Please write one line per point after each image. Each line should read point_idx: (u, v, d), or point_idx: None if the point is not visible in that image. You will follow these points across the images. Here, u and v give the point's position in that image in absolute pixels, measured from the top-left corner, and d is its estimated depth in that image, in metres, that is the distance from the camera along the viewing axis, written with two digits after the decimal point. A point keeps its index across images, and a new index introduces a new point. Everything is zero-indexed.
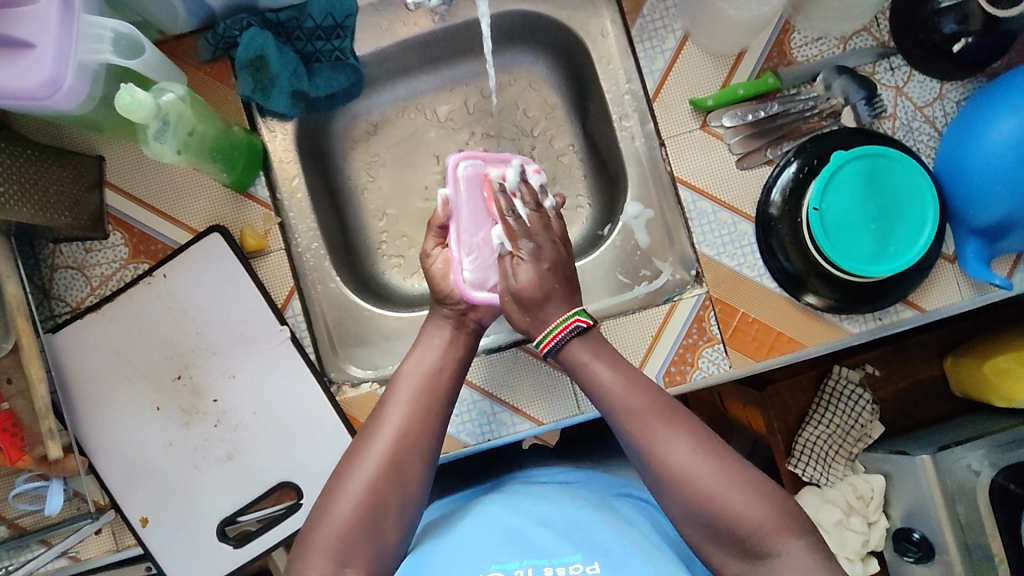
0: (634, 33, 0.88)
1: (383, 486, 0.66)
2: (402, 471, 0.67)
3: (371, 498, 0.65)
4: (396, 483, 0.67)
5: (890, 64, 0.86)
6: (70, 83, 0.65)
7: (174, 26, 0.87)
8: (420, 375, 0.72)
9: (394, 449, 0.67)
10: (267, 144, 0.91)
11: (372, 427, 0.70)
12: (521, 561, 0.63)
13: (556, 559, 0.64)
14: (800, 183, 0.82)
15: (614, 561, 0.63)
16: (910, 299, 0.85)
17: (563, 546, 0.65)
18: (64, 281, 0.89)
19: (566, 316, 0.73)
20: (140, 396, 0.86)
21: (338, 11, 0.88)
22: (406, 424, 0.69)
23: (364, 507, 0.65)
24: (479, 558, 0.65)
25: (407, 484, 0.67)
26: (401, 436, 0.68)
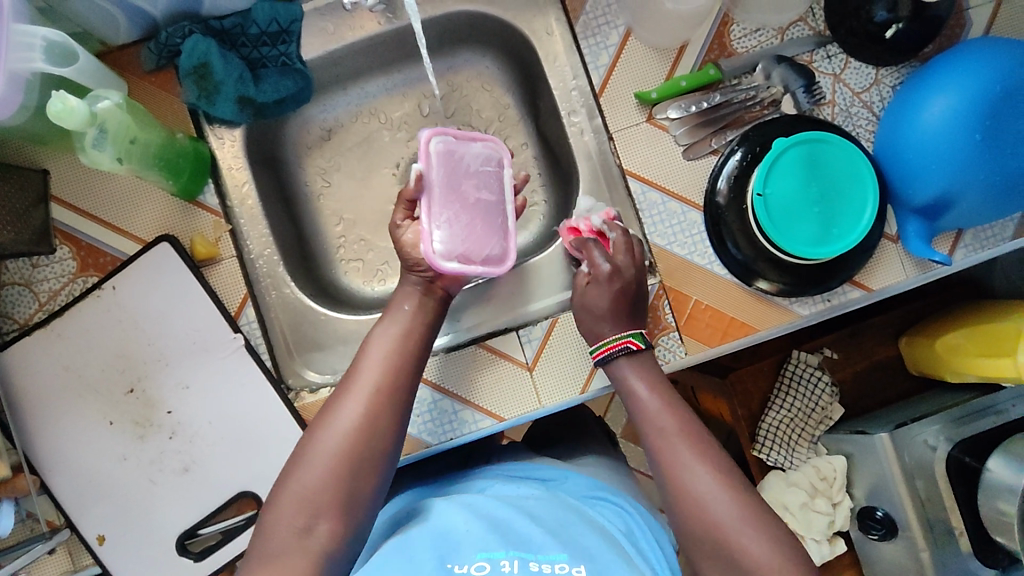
0: (578, 30, 0.90)
1: (361, 435, 0.67)
2: (379, 424, 0.68)
3: (347, 449, 0.66)
4: (372, 435, 0.68)
5: (827, 53, 0.89)
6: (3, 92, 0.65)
7: (116, 36, 0.86)
8: (395, 334, 0.75)
9: (374, 401, 0.69)
10: (215, 151, 0.90)
11: (350, 384, 0.71)
12: (507, 552, 0.62)
13: (541, 555, 0.62)
14: (744, 171, 0.84)
15: (598, 564, 0.62)
16: (856, 280, 0.87)
17: (548, 543, 0.64)
18: (11, 297, 0.87)
19: (618, 336, 0.80)
20: (92, 411, 0.84)
21: (283, 16, 0.89)
22: (383, 378, 0.71)
23: (338, 459, 0.65)
24: (463, 548, 0.63)
25: (382, 437, 0.68)
26: (378, 390, 0.70)
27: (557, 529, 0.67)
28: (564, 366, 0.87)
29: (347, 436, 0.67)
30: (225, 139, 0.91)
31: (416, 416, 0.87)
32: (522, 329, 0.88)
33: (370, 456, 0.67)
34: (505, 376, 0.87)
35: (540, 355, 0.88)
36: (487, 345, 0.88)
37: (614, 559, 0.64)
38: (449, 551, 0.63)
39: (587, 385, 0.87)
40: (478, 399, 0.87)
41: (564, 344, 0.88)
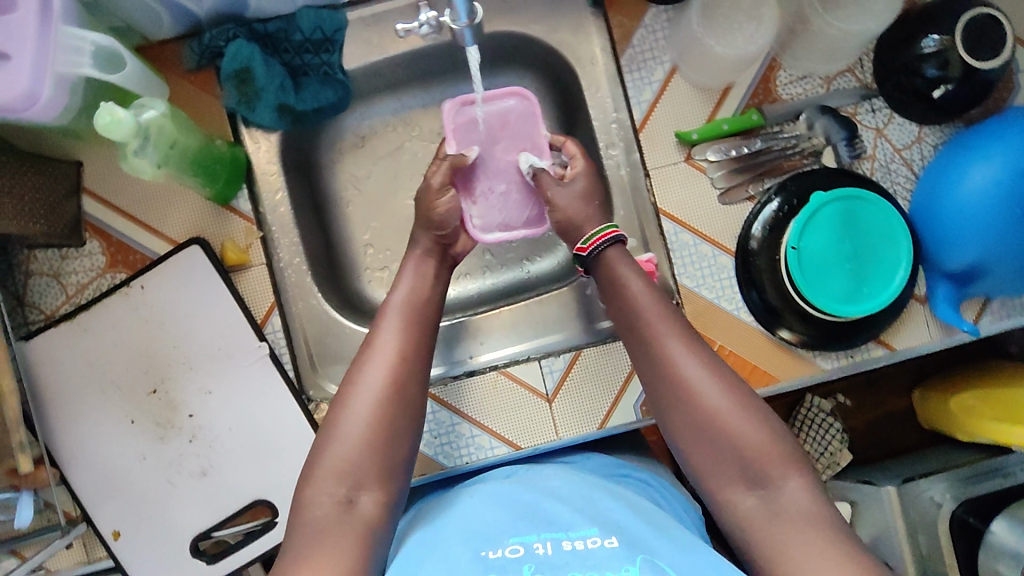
0: (623, 63, 0.89)
1: (386, 399, 0.67)
2: (405, 389, 0.69)
3: (378, 417, 0.66)
4: (400, 399, 0.68)
5: (871, 106, 0.88)
6: (47, 95, 0.62)
7: (158, 32, 0.85)
8: (404, 308, 0.75)
9: (393, 366, 0.69)
10: (250, 155, 0.90)
11: (368, 352, 0.71)
12: (539, 534, 0.63)
13: (571, 532, 0.63)
14: (780, 221, 0.84)
15: (631, 536, 0.63)
16: (881, 338, 0.89)
17: (578, 521, 0.65)
18: (38, 288, 0.87)
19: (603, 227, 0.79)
20: (115, 408, 0.85)
21: (328, 25, 0.87)
22: (400, 346, 0.71)
23: (372, 427, 0.66)
24: (494, 532, 0.65)
25: (408, 399, 0.69)
26: (397, 355, 0.70)
27: (581, 508, 0.68)
28: (584, 399, 0.89)
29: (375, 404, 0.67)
30: (261, 144, 0.90)
31: (433, 437, 0.88)
32: (544, 360, 0.89)
33: (398, 420, 0.67)
34: (523, 403, 0.88)
35: (560, 387, 0.89)
36: (508, 372, 0.89)
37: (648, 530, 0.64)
38: (481, 536, 0.64)
39: (605, 420, 0.89)
40: (496, 425, 0.88)
41: (586, 377, 0.89)
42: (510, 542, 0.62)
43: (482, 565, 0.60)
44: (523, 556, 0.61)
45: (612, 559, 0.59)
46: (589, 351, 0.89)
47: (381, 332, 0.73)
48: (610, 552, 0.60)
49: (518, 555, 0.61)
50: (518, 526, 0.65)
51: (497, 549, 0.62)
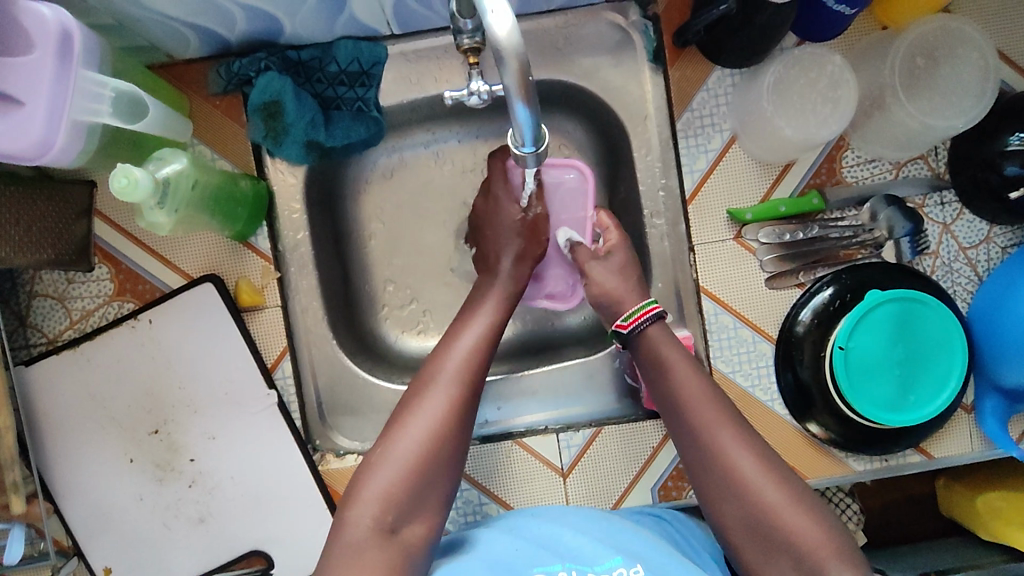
0: (679, 127, 0.83)
1: (443, 433, 0.64)
2: (461, 425, 0.66)
3: (430, 449, 0.63)
4: (456, 434, 0.65)
5: (940, 198, 0.82)
6: (62, 145, 0.59)
7: (184, 52, 0.78)
8: (469, 339, 0.73)
9: (454, 397, 0.67)
10: (273, 188, 0.85)
11: (427, 375, 0.69)
12: (564, 564, 0.62)
13: (598, 564, 0.61)
14: (831, 315, 0.78)
15: (656, 564, 0.61)
16: (920, 445, 0.84)
17: (602, 551, 0.63)
18: (41, 310, 0.82)
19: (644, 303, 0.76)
20: (114, 444, 0.82)
21: (366, 57, 0.82)
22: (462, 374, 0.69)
23: (423, 458, 0.62)
24: (519, 560, 0.62)
25: (462, 436, 0.66)
26: (457, 384, 0.68)
27: (604, 533, 0.66)
28: (600, 477, 0.84)
29: (430, 432, 0.64)
30: (287, 177, 0.85)
31: None
32: (562, 433, 0.85)
33: (450, 456, 0.64)
34: (538, 476, 0.84)
35: (577, 462, 0.84)
36: (525, 443, 0.84)
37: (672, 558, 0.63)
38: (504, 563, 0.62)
39: (620, 500, 0.84)
40: (507, 495, 0.84)
41: (605, 455, 0.84)
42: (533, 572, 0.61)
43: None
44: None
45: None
46: (612, 428, 0.85)
47: (441, 358, 0.70)
48: None
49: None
50: (539, 554, 0.63)
51: None
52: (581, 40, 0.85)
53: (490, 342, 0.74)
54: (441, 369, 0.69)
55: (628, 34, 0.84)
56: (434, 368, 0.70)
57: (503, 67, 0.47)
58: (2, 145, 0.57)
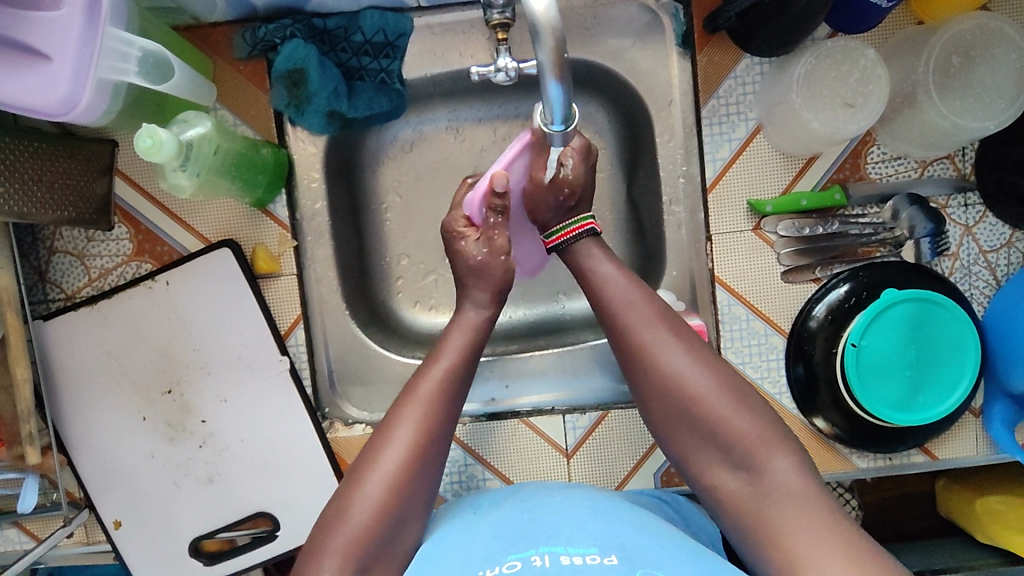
0: (704, 114, 0.81)
1: (403, 483, 0.62)
2: (418, 483, 0.63)
3: (385, 512, 0.60)
4: (414, 492, 0.63)
5: (964, 200, 0.81)
6: (87, 102, 0.60)
7: (211, 15, 0.78)
8: (437, 377, 0.68)
9: (421, 437, 0.64)
10: (293, 156, 0.85)
11: (390, 421, 0.65)
12: (538, 549, 0.58)
13: (573, 549, 0.57)
14: (845, 312, 0.78)
15: (633, 553, 0.57)
16: (924, 446, 0.84)
17: (579, 539, 0.59)
18: (61, 267, 0.83)
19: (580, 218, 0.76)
20: (127, 402, 0.83)
21: (391, 28, 0.81)
22: (423, 425, 0.65)
23: (379, 522, 0.60)
24: (493, 550, 0.59)
25: (420, 494, 0.63)
26: (419, 435, 0.64)
27: (583, 521, 0.62)
28: (605, 459, 0.85)
29: (387, 494, 0.61)
30: (307, 146, 0.85)
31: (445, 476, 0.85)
32: (568, 415, 0.85)
33: (407, 515, 0.62)
34: (542, 456, 0.85)
35: (582, 444, 0.85)
36: (530, 422, 0.85)
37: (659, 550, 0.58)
38: (478, 555, 0.59)
39: (623, 483, 0.85)
40: (512, 472, 0.85)
41: (610, 438, 0.85)
42: (507, 558, 0.57)
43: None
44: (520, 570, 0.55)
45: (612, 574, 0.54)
46: (618, 412, 0.85)
47: (404, 401, 0.66)
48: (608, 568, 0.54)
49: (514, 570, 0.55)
50: (517, 542, 0.60)
51: (494, 567, 0.56)
52: (609, 20, 0.83)
53: (458, 383, 0.69)
54: (404, 415, 0.65)
55: (658, 17, 0.83)
56: (397, 413, 0.66)
57: (538, 44, 0.46)
58: (27, 100, 0.57)
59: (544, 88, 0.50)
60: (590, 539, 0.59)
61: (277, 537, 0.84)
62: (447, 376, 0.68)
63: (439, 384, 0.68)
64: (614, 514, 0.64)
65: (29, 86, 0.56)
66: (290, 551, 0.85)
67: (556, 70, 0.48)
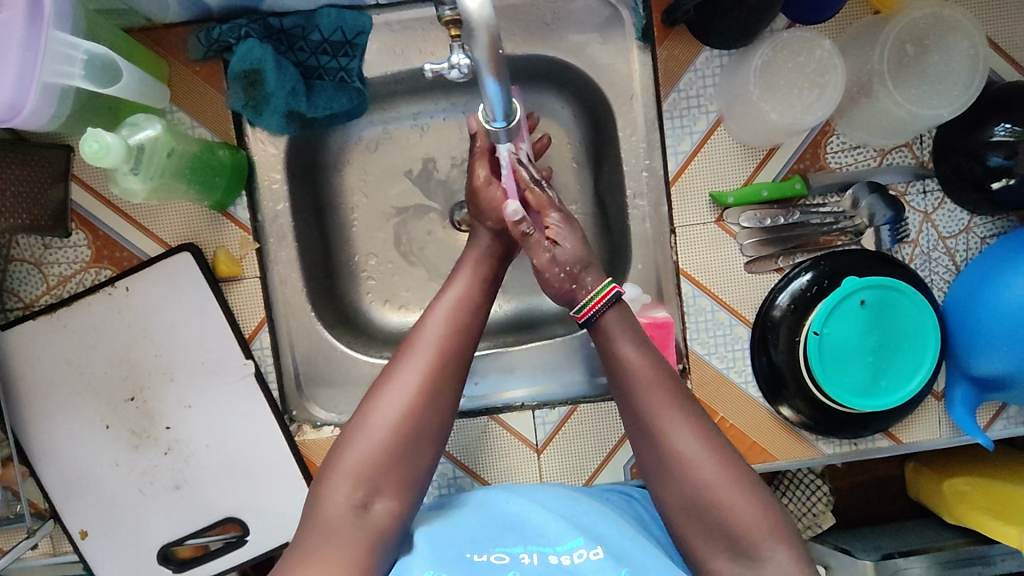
0: (664, 108, 0.82)
1: (413, 421, 0.63)
2: (420, 432, 0.63)
3: (382, 460, 0.61)
4: (415, 440, 0.63)
5: (923, 187, 0.82)
6: (30, 109, 0.59)
7: (164, 16, 0.77)
8: (444, 329, 0.68)
9: (430, 378, 0.64)
10: (254, 157, 0.84)
11: (391, 373, 0.65)
12: (526, 546, 0.61)
13: (559, 547, 0.61)
14: (808, 300, 0.79)
15: (617, 550, 0.60)
16: (889, 430, 0.85)
17: (564, 532, 0.62)
18: (17, 275, 0.82)
19: (600, 287, 0.71)
20: (90, 410, 0.82)
21: (350, 27, 0.81)
22: (425, 373, 0.65)
23: (375, 470, 0.61)
24: (482, 540, 0.63)
25: (424, 442, 0.63)
26: (420, 383, 0.64)
27: (569, 513, 0.65)
28: (574, 454, 0.85)
29: (386, 442, 0.62)
30: (267, 147, 0.84)
31: None
32: (538, 411, 0.85)
33: (406, 466, 0.62)
34: (513, 453, 0.85)
35: (552, 439, 0.85)
36: (500, 419, 0.85)
37: (637, 544, 0.61)
38: (468, 540, 0.63)
39: (592, 478, 0.85)
40: (482, 471, 0.85)
41: (579, 433, 0.85)
42: (495, 550, 0.61)
43: (464, 566, 0.58)
44: (509, 564, 0.59)
45: (598, 570, 0.57)
46: (586, 407, 0.85)
47: (408, 352, 0.66)
48: (596, 565, 0.58)
49: (502, 562, 0.60)
50: (505, 533, 0.64)
51: (482, 554, 0.60)
52: (569, 15, 0.83)
53: (464, 335, 0.68)
54: (407, 363, 0.65)
55: (618, 11, 0.83)
56: (398, 364, 0.66)
57: (474, 40, 0.46)
58: None
59: (483, 85, 0.49)
60: (573, 533, 0.62)
61: (247, 542, 0.84)
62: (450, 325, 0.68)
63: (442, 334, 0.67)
64: (593, 510, 0.67)
65: None
66: (261, 555, 0.84)
67: (494, 67, 0.48)
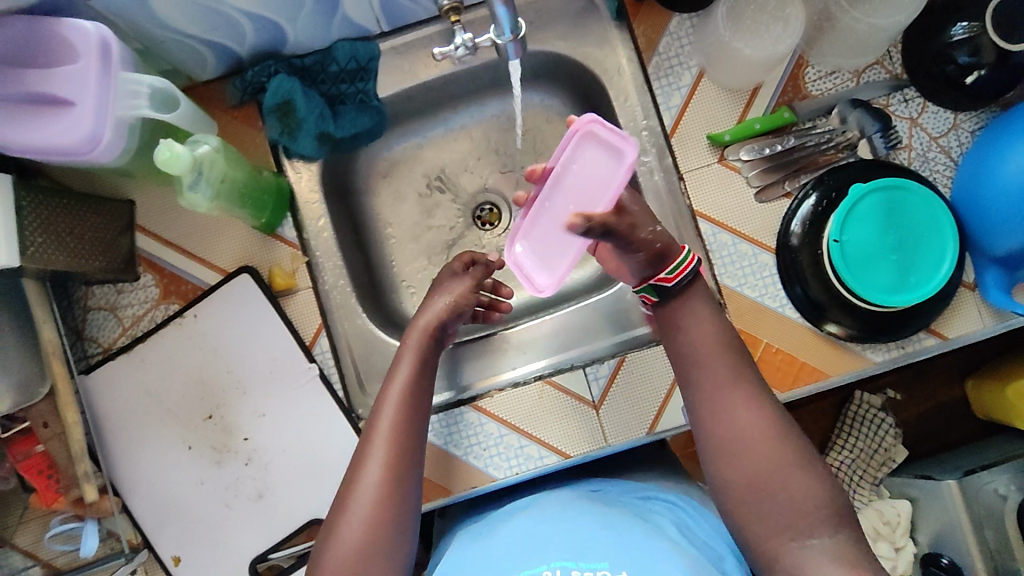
0: (650, 71, 0.90)
1: (379, 529, 0.64)
2: (385, 536, 0.64)
3: (375, 529, 0.64)
4: (410, 472, 0.67)
5: (904, 96, 0.88)
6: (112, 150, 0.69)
7: (202, 72, 0.89)
8: (418, 343, 0.76)
9: (385, 482, 0.66)
10: (293, 184, 0.93)
11: (350, 483, 0.67)
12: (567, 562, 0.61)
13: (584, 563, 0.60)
14: (820, 214, 0.83)
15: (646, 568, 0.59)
16: (932, 328, 0.86)
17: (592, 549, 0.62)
18: (96, 322, 0.89)
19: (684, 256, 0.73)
20: (172, 436, 0.87)
21: (362, 54, 0.91)
22: (398, 425, 0.69)
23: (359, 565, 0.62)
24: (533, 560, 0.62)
25: (422, 433, 0.71)
26: (395, 437, 0.68)
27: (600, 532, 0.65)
28: (630, 405, 0.87)
29: (380, 490, 0.65)
30: (304, 171, 0.93)
31: (482, 450, 0.86)
32: (588, 368, 0.88)
33: (398, 532, 0.65)
34: (571, 413, 0.87)
35: (607, 393, 0.87)
36: (554, 382, 0.88)
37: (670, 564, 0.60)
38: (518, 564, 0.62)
39: (654, 425, 0.86)
40: (545, 435, 0.86)
41: (632, 383, 0.87)
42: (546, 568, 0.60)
43: None
44: None
45: None
46: (634, 357, 0.88)
47: (375, 421, 0.70)
48: None
49: None
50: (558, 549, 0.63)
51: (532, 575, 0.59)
52: (550, 10, 0.94)
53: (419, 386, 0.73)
54: (366, 459, 0.67)
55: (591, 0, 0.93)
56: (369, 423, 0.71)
57: None
58: (59, 140, 0.66)
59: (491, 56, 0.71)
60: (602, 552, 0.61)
61: None
62: (392, 434, 0.68)
63: (401, 394, 0.72)
64: (627, 527, 0.66)
65: (58, 130, 0.66)
66: None
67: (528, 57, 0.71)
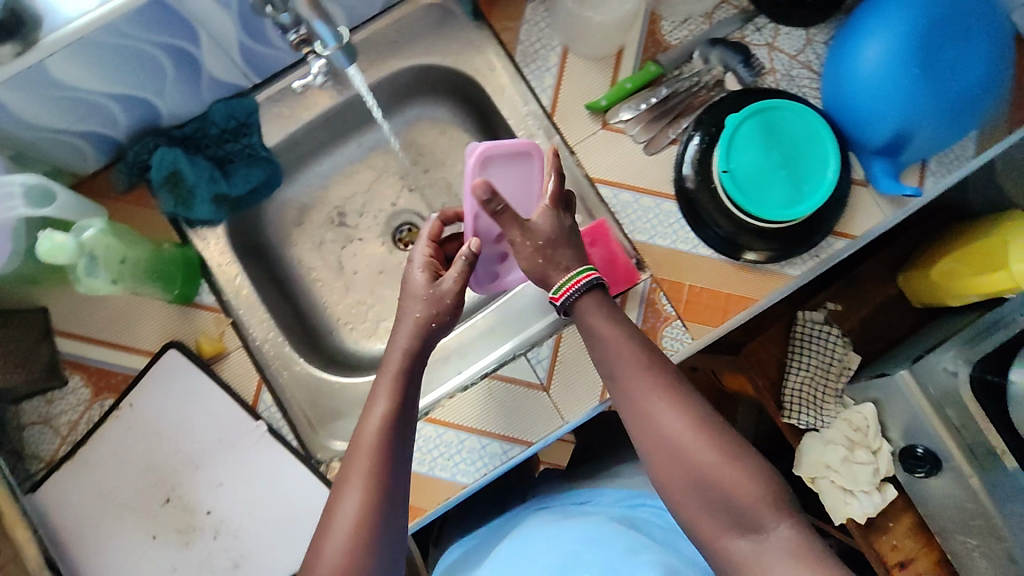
0: (518, 60, 0.94)
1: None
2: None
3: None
4: (387, 514, 0.65)
5: (756, 26, 0.92)
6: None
7: (84, 165, 0.88)
8: (391, 378, 0.72)
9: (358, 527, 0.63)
10: (202, 252, 0.93)
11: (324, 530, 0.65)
12: None
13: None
14: (705, 152, 0.86)
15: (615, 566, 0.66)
16: (838, 230, 0.90)
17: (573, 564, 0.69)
18: (34, 437, 0.85)
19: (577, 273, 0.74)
20: (135, 530, 0.84)
21: (239, 111, 0.92)
22: (373, 465, 0.66)
23: None
24: None
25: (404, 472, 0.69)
26: (368, 484, 0.65)
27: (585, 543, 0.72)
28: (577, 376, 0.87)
29: (357, 534, 0.63)
30: (210, 236, 0.94)
31: (446, 461, 0.86)
32: (529, 352, 0.89)
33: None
34: (523, 401, 0.87)
35: (552, 372, 0.88)
36: (500, 375, 0.88)
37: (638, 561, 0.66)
38: None
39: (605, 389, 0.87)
40: (503, 429, 0.87)
41: (574, 353, 0.88)
42: None
43: None
44: None
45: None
46: (570, 331, 0.89)
47: (350, 460, 0.67)
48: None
49: None
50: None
51: None
52: (412, 26, 0.96)
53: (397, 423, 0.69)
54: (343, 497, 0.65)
55: (447, 8, 0.96)
56: (347, 463, 0.68)
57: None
58: None
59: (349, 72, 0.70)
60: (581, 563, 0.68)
61: None
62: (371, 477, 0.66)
63: (378, 431, 0.68)
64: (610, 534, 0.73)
65: None
66: None
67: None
